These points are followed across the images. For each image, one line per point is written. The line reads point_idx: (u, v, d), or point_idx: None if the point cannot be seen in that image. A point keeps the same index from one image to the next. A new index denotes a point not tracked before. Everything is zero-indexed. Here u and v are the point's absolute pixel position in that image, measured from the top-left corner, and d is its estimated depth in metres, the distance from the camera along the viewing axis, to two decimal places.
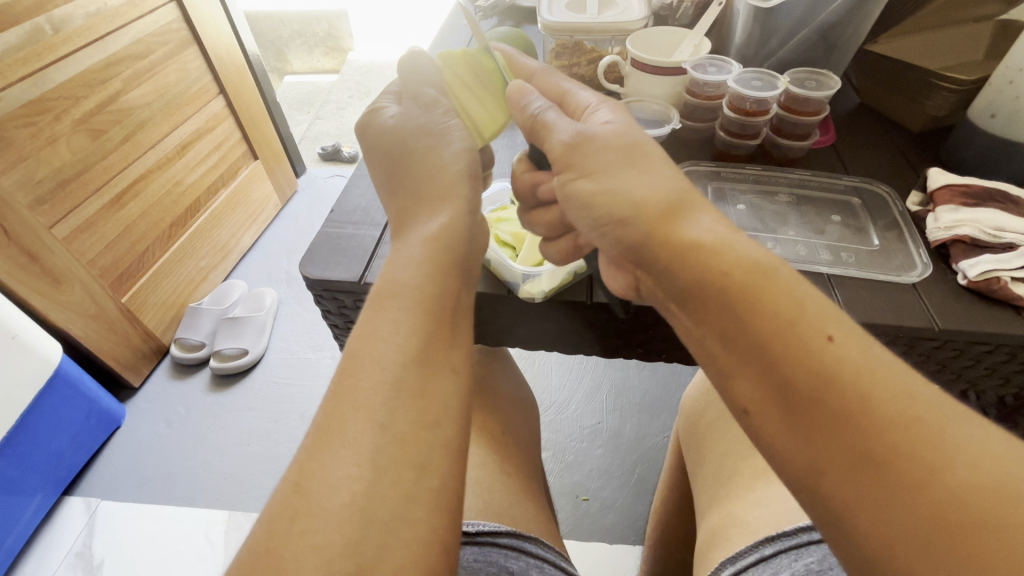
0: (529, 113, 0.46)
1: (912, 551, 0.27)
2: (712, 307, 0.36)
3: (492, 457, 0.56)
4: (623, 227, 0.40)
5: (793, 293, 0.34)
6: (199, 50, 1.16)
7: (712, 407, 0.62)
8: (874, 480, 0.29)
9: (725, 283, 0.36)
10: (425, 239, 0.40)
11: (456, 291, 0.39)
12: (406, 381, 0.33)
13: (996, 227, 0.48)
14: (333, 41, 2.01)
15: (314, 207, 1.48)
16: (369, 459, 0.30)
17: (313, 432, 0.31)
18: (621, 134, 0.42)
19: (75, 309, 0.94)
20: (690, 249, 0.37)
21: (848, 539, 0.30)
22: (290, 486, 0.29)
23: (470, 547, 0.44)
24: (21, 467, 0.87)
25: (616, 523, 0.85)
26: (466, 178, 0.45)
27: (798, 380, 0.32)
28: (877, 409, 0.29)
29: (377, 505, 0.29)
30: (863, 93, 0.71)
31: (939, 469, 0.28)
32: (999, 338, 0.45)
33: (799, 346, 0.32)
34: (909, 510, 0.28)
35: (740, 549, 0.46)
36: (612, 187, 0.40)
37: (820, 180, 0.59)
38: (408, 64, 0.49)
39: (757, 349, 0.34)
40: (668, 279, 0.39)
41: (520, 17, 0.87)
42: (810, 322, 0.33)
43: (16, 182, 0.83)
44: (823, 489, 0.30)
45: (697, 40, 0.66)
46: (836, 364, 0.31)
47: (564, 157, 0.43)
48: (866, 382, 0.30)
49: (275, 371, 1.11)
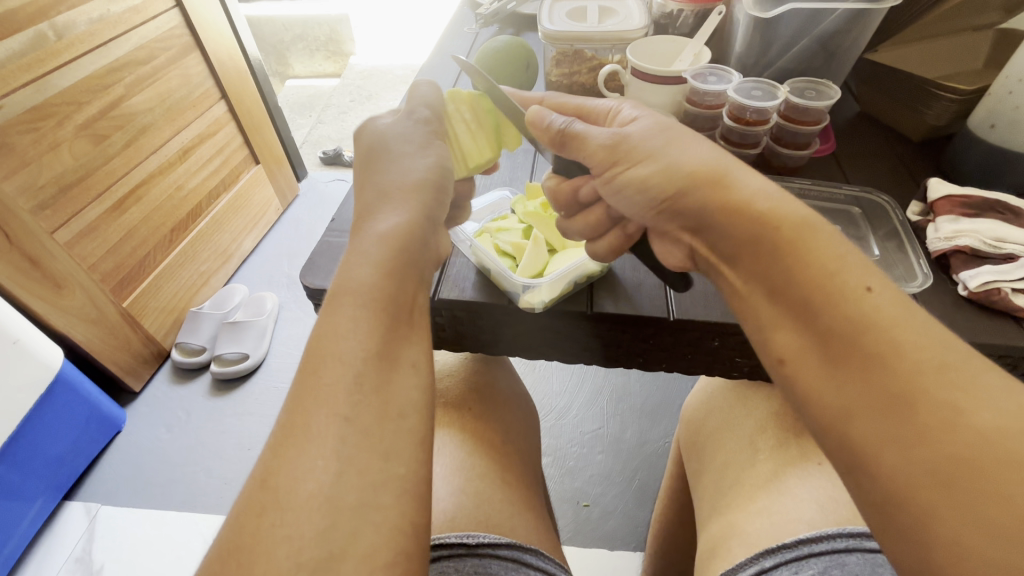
0: (555, 129, 0.45)
1: (936, 490, 0.28)
2: (753, 262, 0.37)
3: (490, 466, 0.56)
4: (680, 197, 0.40)
5: (835, 248, 0.35)
6: (202, 55, 1.16)
7: (714, 417, 0.61)
8: (903, 421, 0.29)
9: (767, 238, 0.36)
10: (375, 238, 0.39)
11: (412, 293, 0.39)
12: (367, 374, 0.33)
13: (995, 239, 0.48)
14: (334, 45, 2.02)
15: (314, 212, 1.48)
16: (334, 451, 0.30)
17: (278, 431, 0.31)
18: (654, 125, 0.43)
19: (75, 314, 0.94)
20: (742, 205, 0.37)
21: (872, 479, 0.30)
22: (258, 483, 0.29)
23: (469, 559, 0.44)
24: (21, 472, 0.86)
25: (618, 528, 0.85)
26: (428, 184, 0.44)
27: (835, 327, 0.32)
28: (908, 354, 0.30)
29: (344, 492, 0.29)
30: (863, 102, 0.71)
31: (966, 410, 0.28)
32: (1001, 349, 0.44)
33: (837, 295, 0.33)
34: (937, 449, 0.28)
35: (740, 561, 0.46)
36: (660, 169, 0.40)
37: (821, 190, 0.59)
38: (413, 88, 0.51)
39: (794, 300, 0.34)
40: (721, 238, 0.39)
41: (521, 24, 0.88)
42: (850, 275, 0.33)
43: (17, 188, 0.84)
44: (854, 431, 0.31)
45: (697, 49, 0.66)
46: (874, 313, 0.32)
47: (608, 157, 0.43)
48: (899, 330, 0.31)
49: (274, 376, 1.11)
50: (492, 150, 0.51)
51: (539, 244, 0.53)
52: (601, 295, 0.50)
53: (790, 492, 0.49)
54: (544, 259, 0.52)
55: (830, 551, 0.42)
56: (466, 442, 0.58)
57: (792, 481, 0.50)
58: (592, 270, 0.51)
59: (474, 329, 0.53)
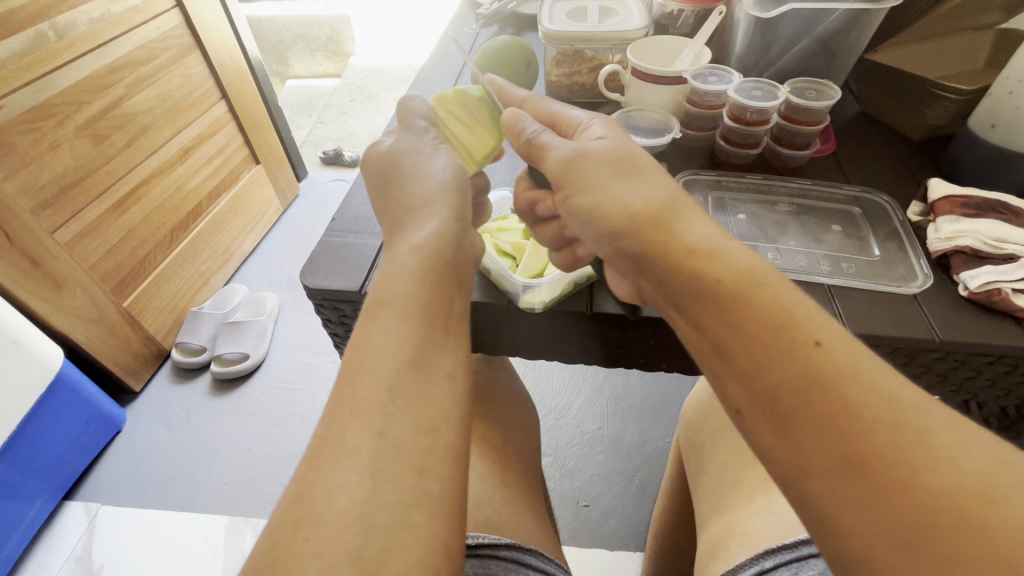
0: (524, 137, 0.46)
1: (893, 551, 0.28)
2: (703, 313, 0.37)
3: (491, 466, 0.56)
4: (620, 237, 0.40)
5: (782, 299, 0.35)
6: (202, 55, 1.16)
7: (714, 417, 0.61)
8: (857, 482, 0.29)
9: (715, 291, 0.36)
10: (411, 249, 0.39)
11: (450, 300, 0.38)
12: (401, 386, 0.32)
13: (996, 238, 0.48)
14: (335, 45, 2.02)
15: (315, 212, 1.48)
16: (369, 466, 0.30)
17: (315, 442, 0.31)
18: (614, 148, 0.42)
19: (76, 313, 0.94)
20: (686, 256, 0.37)
21: (832, 536, 0.30)
22: (292, 496, 0.29)
23: (470, 559, 0.44)
24: (21, 472, 0.86)
25: (618, 528, 0.85)
26: (453, 190, 0.45)
27: (785, 384, 0.32)
28: (860, 414, 0.30)
29: (378, 510, 0.29)
30: (863, 101, 0.71)
31: (921, 471, 0.28)
32: (1001, 348, 0.44)
33: (786, 350, 0.33)
34: (892, 510, 0.28)
35: (741, 562, 0.46)
36: (603, 203, 0.41)
37: (821, 190, 0.59)
38: (402, 104, 0.51)
39: (745, 354, 0.34)
40: (668, 286, 0.39)
41: (521, 25, 0.88)
42: (798, 327, 0.33)
43: (18, 187, 0.84)
44: (810, 488, 0.31)
45: (698, 49, 0.66)
46: (822, 368, 0.32)
47: (560, 175, 0.43)
48: (850, 387, 0.31)
49: (275, 376, 1.11)
50: (494, 136, 0.50)
51: (540, 243, 0.53)
52: (602, 295, 0.50)
53: None
54: (544, 259, 0.52)
55: None
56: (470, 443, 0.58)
57: None
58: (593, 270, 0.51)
59: (476, 329, 0.53)
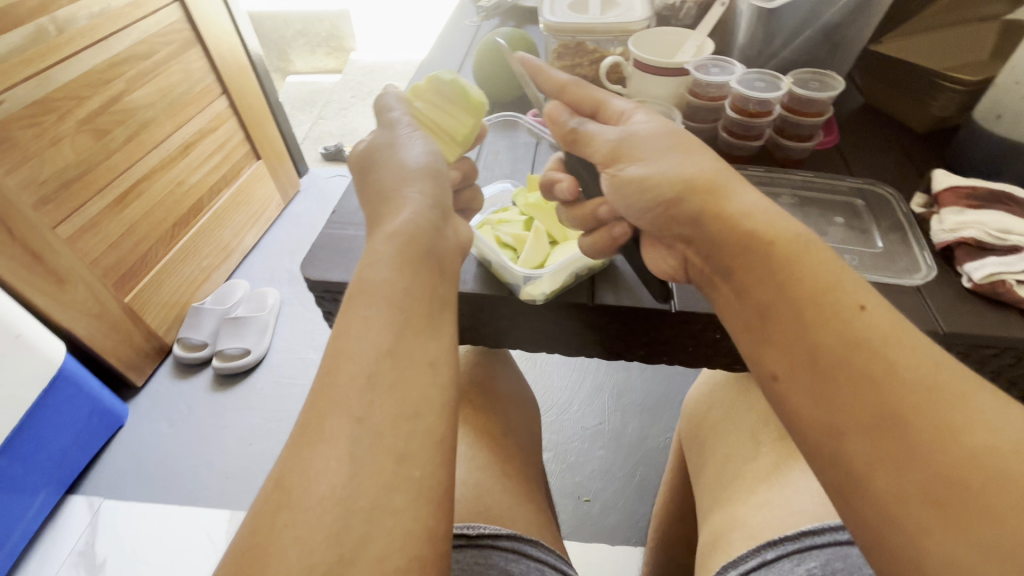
0: (567, 129, 0.47)
1: (925, 510, 0.28)
2: (751, 282, 0.37)
3: (490, 458, 0.56)
4: (673, 206, 0.41)
5: (828, 267, 0.35)
6: (203, 51, 1.16)
7: (716, 409, 0.61)
8: (892, 441, 0.29)
9: (765, 253, 0.37)
10: (387, 236, 0.39)
11: (430, 282, 0.38)
12: (381, 373, 0.32)
13: (1001, 230, 0.47)
14: (336, 41, 2.01)
15: (316, 207, 1.48)
16: (348, 453, 0.30)
17: (295, 431, 0.31)
18: (660, 128, 0.44)
19: (78, 308, 0.94)
20: (737, 219, 0.38)
21: (862, 498, 0.30)
22: (273, 484, 0.29)
23: (467, 549, 0.44)
24: (25, 466, 0.87)
25: (619, 523, 0.85)
26: (427, 176, 0.44)
27: (827, 346, 0.33)
28: (902, 373, 0.30)
29: (357, 497, 0.29)
30: (867, 93, 0.70)
31: (960, 432, 0.29)
32: (1005, 340, 0.44)
33: (830, 313, 0.33)
34: (927, 469, 0.28)
35: (742, 553, 0.46)
36: (653, 175, 0.41)
37: (825, 181, 0.59)
38: (378, 97, 0.51)
39: (788, 315, 0.35)
40: (714, 250, 0.39)
41: (522, 17, 0.87)
42: (843, 292, 0.34)
43: (20, 182, 0.84)
44: (844, 450, 0.31)
45: (700, 41, 0.65)
46: (866, 332, 0.32)
47: (610, 156, 0.44)
48: (892, 351, 0.31)
49: (278, 371, 1.11)
50: (473, 115, 0.49)
51: (540, 235, 0.52)
52: (603, 287, 0.50)
53: (792, 484, 0.49)
54: (546, 250, 0.52)
55: (833, 543, 0.42)
56: (469, 435, 0.58)
57: (793, 474, 0.50)
58: (594, 263, 0.50)
59: (476, 322, 0.53)
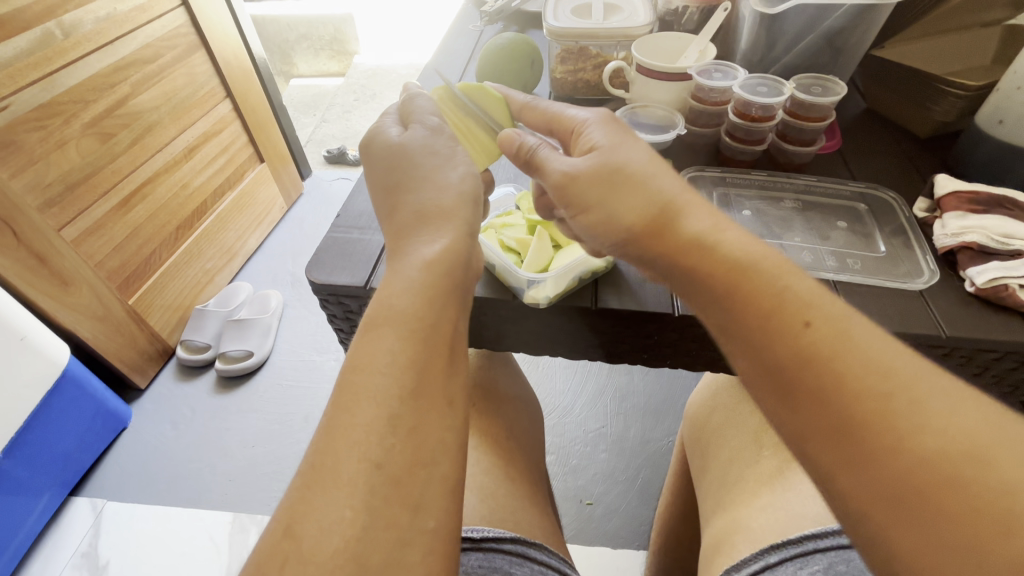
0: (519, 155, 0.46)
1: (886, 511, 0.29)
2: (706, 299, 0.38)
3: (495, 461, 0.56)
4: (630, 244, 0.41)
5: (777, 282, 0.36)
6: (208, 54, 1.17)
7: (717, 415, 0.61)
8: (848, 449, 0.31)
9: (709, 279, 0.38)
10: (421, 264, 0.38)
11: (453, 319, 0.38)
12: (402, 418, 0.32)
13: (1004, 234, 0.47)
14: (339, 45, 2.02)
15: (319, 210, 1.49)
16: (363, 503, 0.30)
17: (304, 473, 0.31)
18: (602, 158, 0.41)
19: (82, 311, 0.95)
20: (684, 248, 0.39)
21: (834, 498, 0.32)
22: (281, 532, 0.29)
23: (473, 552, 0.44)
24: (30, 468, 0.87)
25: (621, 527, 0.84)
26: (469, 203, 0.44)
27: (780, 361, 0.34)
28: (849, 384, 0.31)
29: (370, 551, 0.29)
30: (869, 98, 0.71)
31: (908, 438, 0.29)
32: (1006, 344, 0.44)
33: (775, 330, 0.34)
34: (883, 474, 0.29)
35: (745, 556, 0.46)
36: (605, 219, 0.41)
37: (827, 186, 0.59)
38: (408, 100, 0.50)
39: (741, 334, 0.36)
40: (671, 272, 0.40)
41: (526, 22, 0.88)
42: (789, 310, 0.35)
43: (26, 185, 0.85)
44: (810, 457, 0.32)
45: (703, 46, 0.65)
46: (812, 347, 0.33)
47: (560, 193, 0.43)
48: (840, 362, 0.32)
49: (282, 373, 1.12)
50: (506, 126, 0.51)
51: (543, 239, 0.52)
52: (607, 291, 0.50)
53: (795, 488, 0.49)
54: (549, 255, 0.52)
55: (836, 546, 0.42)
56: (472, 437, 0.58)
57: (796, 478, 0.50)
58: (598, 266, 0.51)
59: (481, 325, 0.53)
